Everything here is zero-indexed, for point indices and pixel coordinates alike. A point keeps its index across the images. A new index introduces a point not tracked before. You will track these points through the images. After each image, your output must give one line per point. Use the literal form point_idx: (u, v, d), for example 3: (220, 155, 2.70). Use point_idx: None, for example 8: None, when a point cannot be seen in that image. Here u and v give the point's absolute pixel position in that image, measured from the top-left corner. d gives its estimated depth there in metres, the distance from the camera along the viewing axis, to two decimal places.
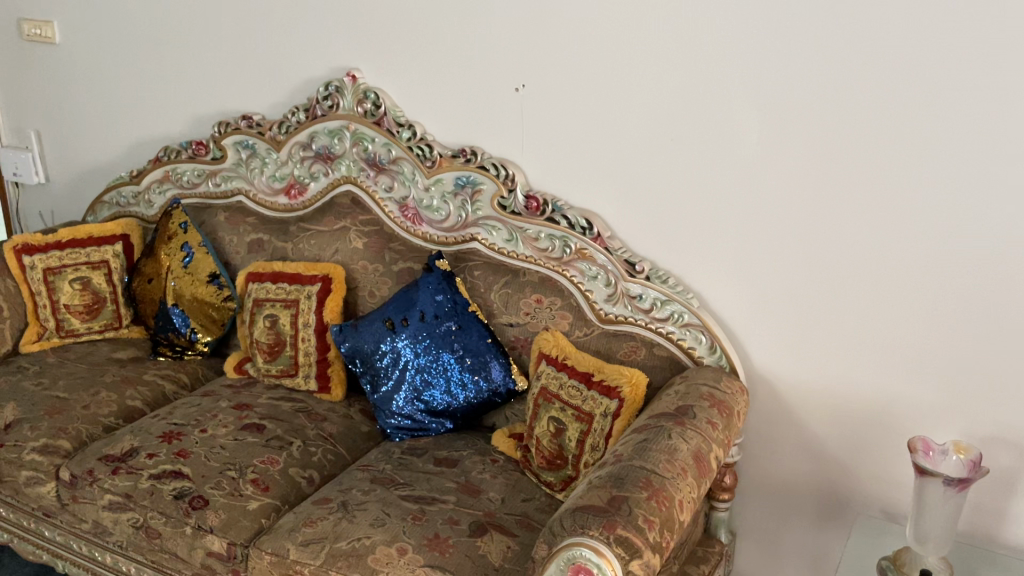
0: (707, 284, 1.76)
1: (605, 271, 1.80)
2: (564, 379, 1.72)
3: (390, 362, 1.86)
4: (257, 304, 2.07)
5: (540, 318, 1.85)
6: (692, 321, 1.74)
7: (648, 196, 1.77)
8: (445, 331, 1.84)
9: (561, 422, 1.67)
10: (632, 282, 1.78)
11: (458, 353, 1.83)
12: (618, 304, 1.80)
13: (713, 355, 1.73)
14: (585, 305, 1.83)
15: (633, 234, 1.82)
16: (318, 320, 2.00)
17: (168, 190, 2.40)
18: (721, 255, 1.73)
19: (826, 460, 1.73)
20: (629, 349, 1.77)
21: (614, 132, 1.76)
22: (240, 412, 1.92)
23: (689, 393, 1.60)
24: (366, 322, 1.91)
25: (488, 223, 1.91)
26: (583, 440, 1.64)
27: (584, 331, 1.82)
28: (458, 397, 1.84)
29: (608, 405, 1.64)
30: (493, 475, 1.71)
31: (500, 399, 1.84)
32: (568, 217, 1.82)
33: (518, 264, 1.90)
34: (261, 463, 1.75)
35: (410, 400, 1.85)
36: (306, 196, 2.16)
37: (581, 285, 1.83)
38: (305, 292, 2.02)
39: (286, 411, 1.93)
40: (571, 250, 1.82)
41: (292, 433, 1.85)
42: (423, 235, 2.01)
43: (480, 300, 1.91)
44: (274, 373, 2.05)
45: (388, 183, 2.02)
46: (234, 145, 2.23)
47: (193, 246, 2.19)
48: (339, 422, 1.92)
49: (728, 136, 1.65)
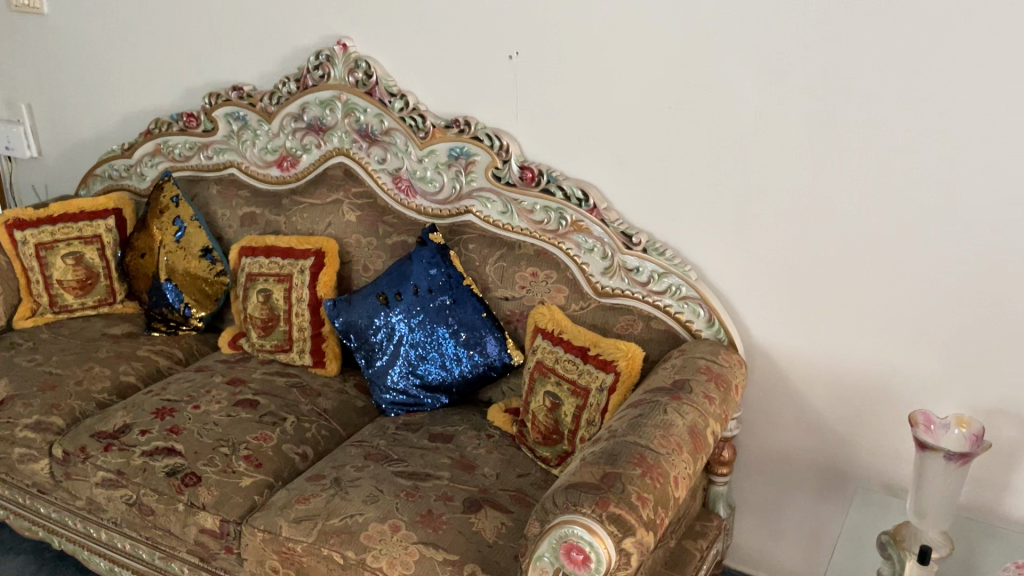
0: (705, 255, 1.72)
1: (601, 243, 1.76)
2: (560, 354, 1.71)
3: (385, 336, 1.85)
4: (251, 279, 2.05)
5: (536, 292, 1.82)
6: (689, 294, 1.70)
7: (644, 166, 1.73)
8: (439, 305, 1.82)
9: (557, 397, 1.66)
10: (629, 255, 1.74)
11: (453, 327, 1.81)
12: (614, 277, 1.77)
13: (710, 328, 1.70)
14: (581, 278, 1.80)
15: (630, 205, 1.78)
16: (312, 295, 1.98)
17: (160, 163, 2.36)
18: (719, 226, 1.69)
19: (825, 434, 1.71)
20: (625, 323, 1.75)
21: (610, 101, 1.72)
22: (234, 387, 1.90)
23: (686, 366, 1.57)
24: (361, 296, 1.89)
25: (482, 194, 1.87)
26: (579, 414, 1.63)
27: (580, 304, 1.79)
28: (454, 372, 1.83)
29: (604, 379, 1.63)
30: (488, 450, 1.69)
31: (496, 373, 1.83)
32: (564, 188, 1.78)
33: (513, 237, 1.87)
34: (254, 439, 1.73)
35: (404, 375, 1.84)
36: (299, 168, 2.12)
37: (577, 258, 1.79)
38: (298, 266, 2.00)
39: (280, 387, 1.91)
40: (567, 222, 1.78)
41: (286, 409, 1.83)
42: (417, 208, 1.97)
43: (475, 273, 1.88)
44: (267, 348, 2.03)
45: (381, 154, 1.98)
46: (225, 117, 2.19)
47: (185, 219, 2.16)
48: (333, 397, 1.90)
49: (727, 103, 1.60)
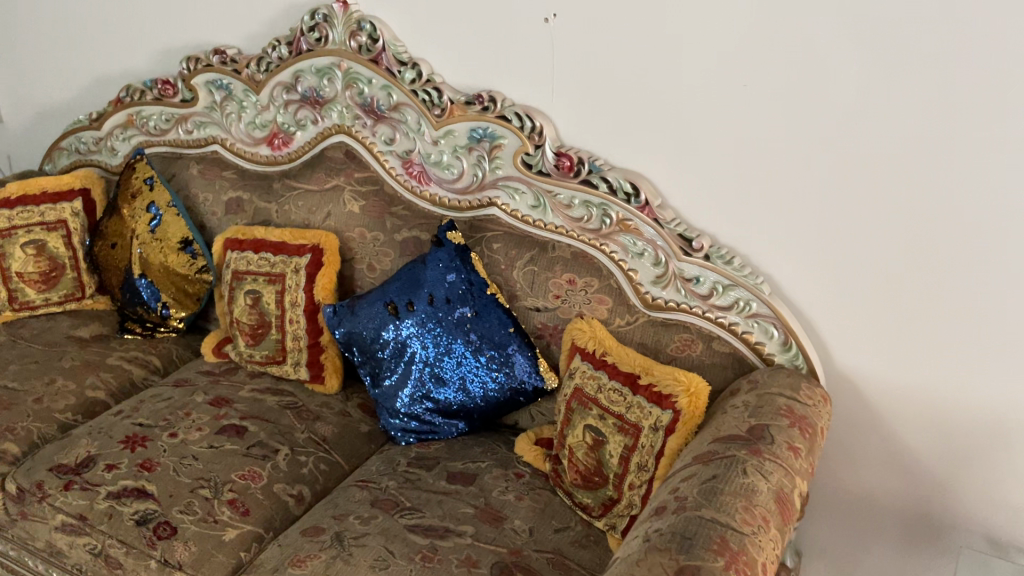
0: (780, 263, 1.43)
1: (653, 247, 1.47)
2: (603, 381, 1.43)
3: (394, 352, 1.58)
4: (238, 277, 1.77)
5: (573, 303, 1.54)
6: (761, 311, 1.42)
7: (707, 155, 1.42)
8: (459, 318, 1.53)
9: (600, 433, 1.40)
10: (686, 262, 1.45)
11: (475, 343, 1.53)
12: (668, 287, 1.48)
13: (786, 352, 1.42)
14: (628, 287, 1.52)
15: (689, 202, 1.48)
16: (308, 299, 1.69)
17: (133, 136, 2.06)
18: (798, 230, 1.39)
19: (917, 476, 1.45)
20: (682, 343, 1.47)
21: (666, 75, 1.41)
22: (217, 409, 1.63)
23: (762, 406, 1.29)
24: (366, 303, 1.61)
25: (509, 185, 1.58)
26: (628, 456, 1.36)
27: (627, 319, 1.51)
28: (475, 395, 1.55)
29: (659, 416, 1.35)
30: (518, 496, 1.42)
31: (524, 398, 1.55)
32: (608, 180, 1.48)
33: (546, 236, 1.58)
34: (240, 479, 1.46)
35: (417, 398, 1.57)
36: (292, 147, 1.82)
37: (623, 264, 1.51)
38: (292, 265, 1.71)
39: (271, 409, 1.64)
40: (611, 220, 1.49)
41: (279, 438, 1.56)
42: (431, 198, 1.67)
43: (499, 278, 1.59)
44: (257, 359, 1.75)
45: (388, 133, 1.68)
46: (206, 85, 1.88)
47: (160, 206, 1.86)
48: (334, 421, 1.62)
49: (818, 82, 1.29)
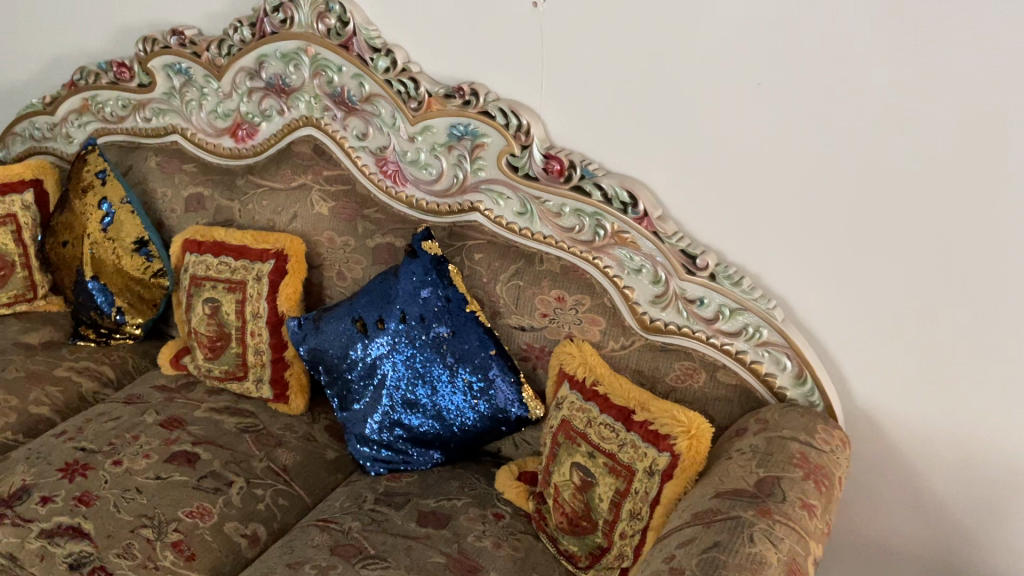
0: (796, 286, 1.26)
1: (652, 263, 1.31)
2: (593, 414, 1.28)
3: (363, 374, 1.43)
4: (196, 283, 1.61)
5: (562, 323, 1.37)
6: (773, 340, 1.25)
7: (715, 161, 1.25)
8: (434, 338, 1.37)
9: (589, 473, 1.25)
10: (689, 282, 1.28)
11: (452, 366, 1.37)
12: (668, 309, 1.32)
13: (800, 387, 1.25)
14: (623, 306, 1.35)
15: (693, 214, 1.30)
16: (271, 310, 1.53)
17: (89, 123, 1.89)
18: (818, 249, 1.22)
19: (944, 524, 1.30)
20: (683, 373, 1.30)
21: (669, 70, 1.23)
22: (168, 432, 1.48)
23: (772, 453, 1.13)
24: (333, 318, 1.45)
25: (492, 188, 1.41)
26: (619, 502, 1.21)
27: (622, 342, 1.34)
28: (452, 423, 1.40)
29: (655, 459, 1.19)
30: (496, 543, 1.27)
31: (506, 428, 1.40)
32: (603, 187, 1.31)
33: (533, 246, 1.41)
34: (187, 517, 1.31)
35: (388, 425, 1.42)
36: (258, 139, 1.65)
37: (618, 280, 1.35)
38: (254, 272, 1.55)
39: (228, 432, 1.48)
40: (605, 232, 1.32)
41: (233, 468, 1.41)
42: (408, 200, 1.51)
43: (480, 292, 1.42)
44: (216, 374, 1.60)
45: (360, 127, 1.51)
46: (164, 69, 1.70)
47: (113, 202, 1.70)
48: (297, 448, 1.47)
49: (845, 82, 1.11)
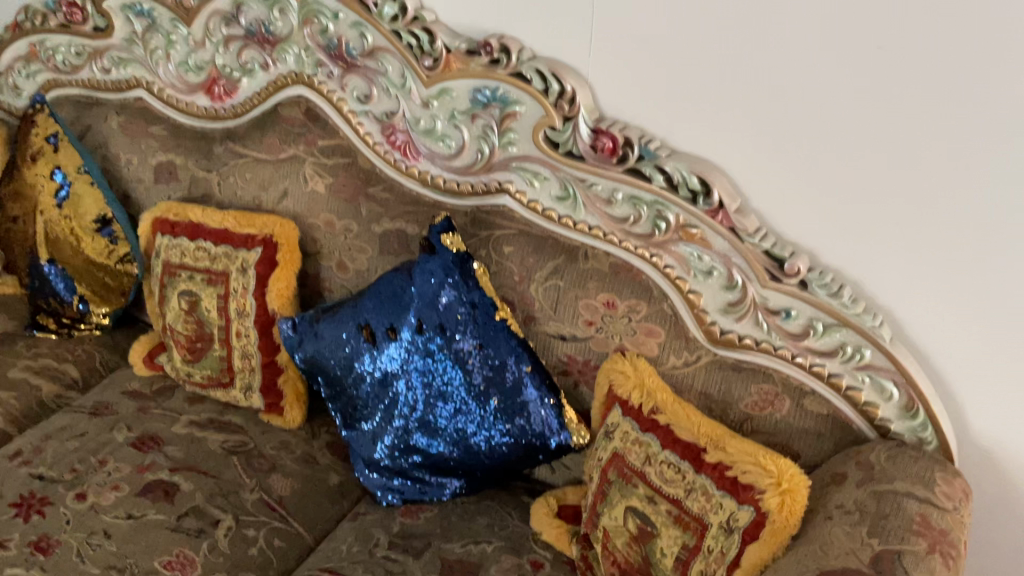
0: (907, 297, 1.02)
1: (725, 265, 1.06)
2: (653, 450, 1.05)
3: (372, 390, 1.19)
4: (170, 272, 1.36)
5: (611, 334, 1.14)
6: (876, 363, 1.02)
7: (811, 140, 0.99)
8: (459, 351, 1.14)
9: (648, 521, 1.03)
10: (773, 290, 1.04)
11: (479, 386, 1.14)
12: (745, 321, 1.07)
13: (907, 419, 1.03)
14: (686, 315, 1.11)
15: (778, 205, 1.05)
16: (260, 308, 1.29)
17: (38, 73, 1.60)
18: (940, 254, 0.98)
19: None
20: (760, 399, 1.08)
21: (756, 26, 0.96)
22: (141, 456, 1.25)
23: (885, 516, 0.91)
24: (333, 323, 1.21)
25: (526, 167, 1.15)
26: (687, 560, 1.00)
27: (683, 359, 1.12)
28: (479, 452, 1.17)
29: (736, 514, 0.97)
30: None
31: (543, 457, 1.16)
32: (667, 171, 1.05)
33: (575, 238, 1.16)
34: (166, 570, 1.09)
35: (404, 450, 1.20)
36: (237, 98, 1.35)
37: (682, 284, 1.10)
38: (238, 261, 1.30)
39: (214, 455, 1.27)
40: (667, 225, 1.07)
41: (220, 503, 1.19)
42: (421, 177, 1.23)
43: (511, 294, 1.20)
44: (197, 380, 1.37)
45: (362, 88, 1.23)
46: (123, 11, 1.41)
47: (68, 172, 1.44)
48: (295, 473, 1.27)
49: (999, 48, 0.85)
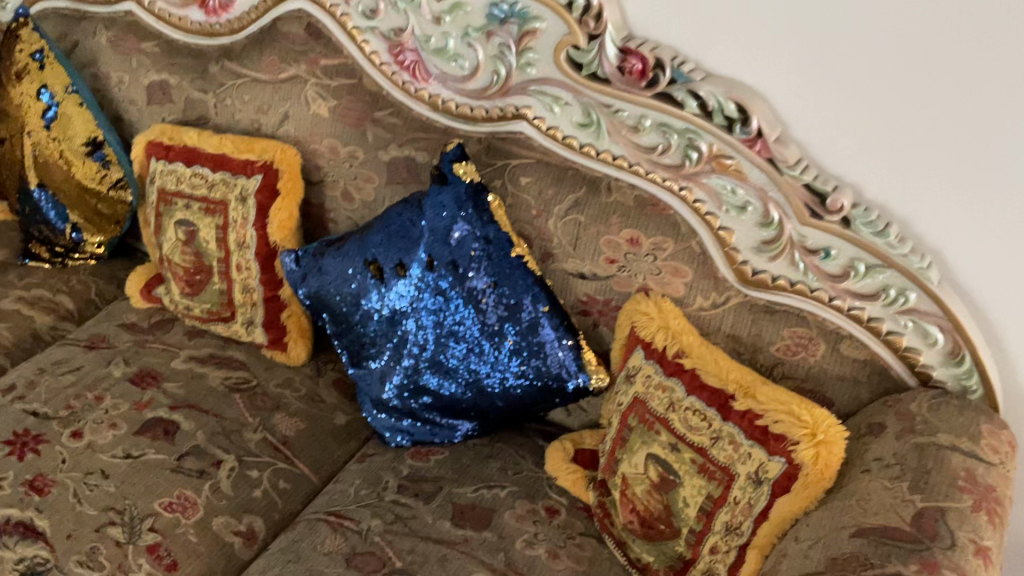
0: (958, 236, 0.94)
1: (761, 200, 0.98)
2: (677, 396, 0.99)
3: (380, 328, 1.13)
4: (165, 199, 1.28)
5: (634, 272, 1.07)
6: (920, 307, 0.96)
7: (863, 62, 0.90)
8: (472, 289, 1.07)
9: (670, 470, 0.98)
10: (812, 227, 0.97)
11: (493, 326, 1.08)
12: (779, 260, 1.00)
13: (951, 366, 0.97)
14: (715, 252, 1.03)
15: (822, 135, 0.96)
16: (261, 240, 1.22)
17: None
18: (999, 188, 0.90)
19: None
20: (792, 343, 1.01)
21: None
22: (140, 393, 1.20)
23: (928, 470, 0.86)
24: (338, 257, 1.14)
25: (546, 92, 1.07)
26: (710, 511, 0.95)
27: (712, 300, 1.05)
28: (493, 394, 1.12)
29: (766, 466, 0.91)
30: (552, 550, 1.03)
31: (560, 400, 1.11)
32: (701, 97, 0.96)
33: (598, 168, 1.08)
34: (167, 512, 1.05)
35: (414, 391, 1.14)
36: (233, 13, 1.24)
37: (713, 220, 1.02)
38: (237, 189, 1.22)
39: (215, 393, 1.22)
40: (699, 155, 0.99)
41: (222, 443, 1.15)
42: (431, 101, 1.15)
43: (527, 228, 1.12)
44: (197, 314, 1.31)
45: (367, 2, 1.13)
46: None
47: (55, 91, 1.35)
48: (300, 412, 1.22)
49: None
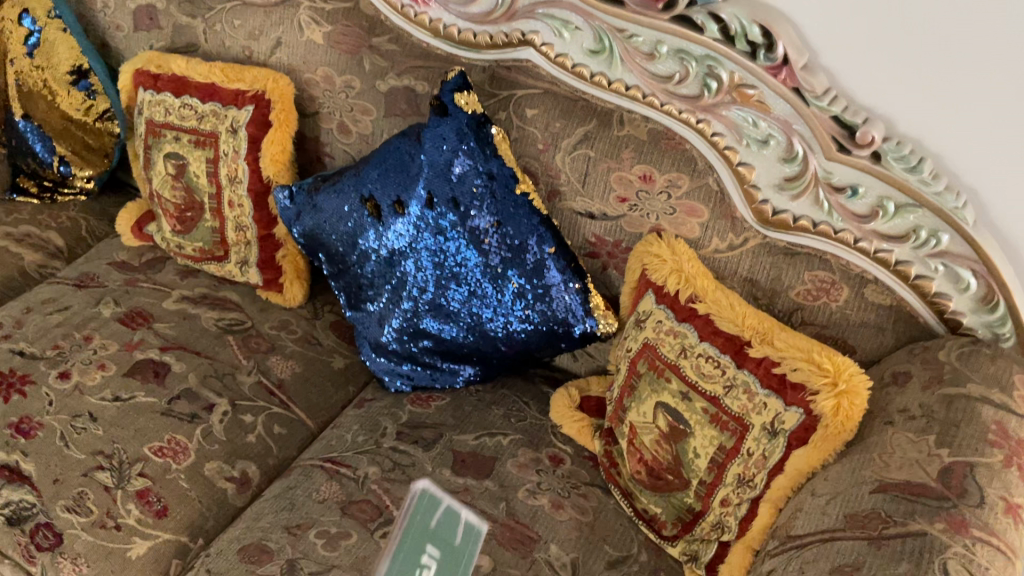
0: (996, 173, 0.87)
1: (785, 133, 0.92)
2: (689, 342, 0.94)
3: (379, 269, 1.08)
4: (154, 131, 1.21)
5: (647, 212, 1.01)
6: (953, 250, 0.90)
7: None
8: (474, 228, 1.01)
9: (681, 420, 0.93)
10: (839, 163, 0.90)
11: (496, 267, 1.02)
12: (802, 199, 0.94)
13: (984, 313, 0.92)
14: (734, 191, 0.96)
15: (852, 61, 0.89)
16: (254, 175, 1.16)
17: None
18: None
19: None
20: (812, 289, 0.95)
21: None
22: (130, 333, 1.16)
23: (956, 424, 0.80)
24: (333, 193, 1.07)
25: (555, 15, 0.99)
26: (722, 463, 0.90)
27: (729, 243, 0.98)
28: (497, 339, 1.07)
29: (784, 416, 0.86)
30: (555, 501, 0.99)
31: (566, 345, 1.06)
32: (723, 20, 0.89)
33: (609, 100, 1.01)
34: (157, 457, 1.01)
35: (414, 334, 1.10)
36: None
37: (733, 157, 0.95)
38: (227, 121, 1.15)
39: (208, 334, 1.18)
40: (718, 85, 0.92)
41: (215, 386, 1.10)
42: (432, 26, 1.07)
43: (533, 164, 1.05)
44: (189, 252, 1.26)
45: None
46: None
47: (38, 16, 1.28)
48: (296, 356, 1.18)
49: None
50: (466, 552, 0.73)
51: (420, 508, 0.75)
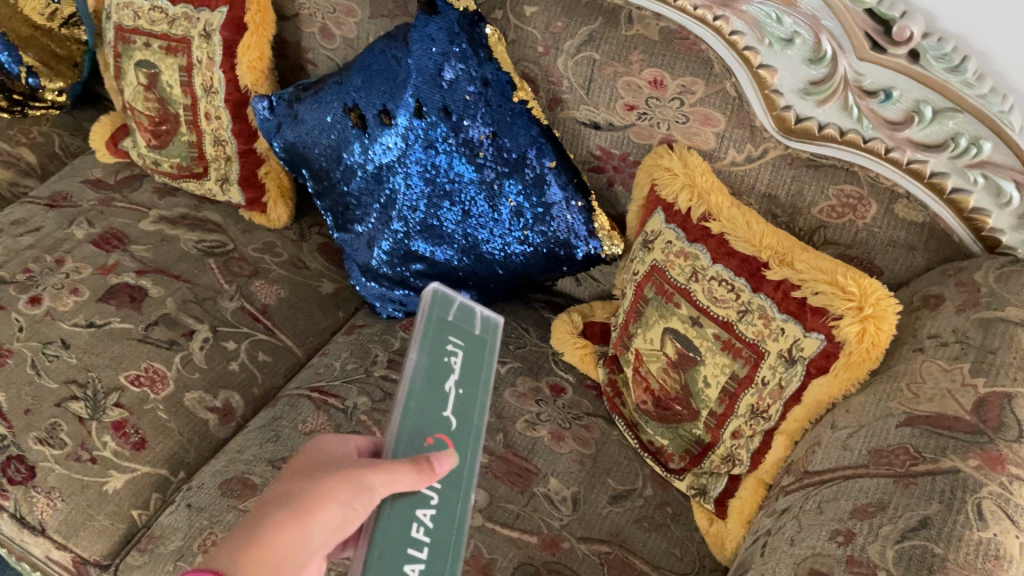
0: None
1: (812, 30, 0.81)
2: (701, 264, 0.86)
3: (365, 186, 1.00)
4: (123, 37, 1.10)
5: (657, 120, 0.93)
6: (995, 159, 0.80)
7: None
8: (467, 138, 0.92)
9: (692, 346, 0.86)
10: (871, 63, 0.80)
11: (491, 182, 0.93)
12: (829, 104, 0.84)
13: None
14: (752, 96, 0.87)
15: None
16: (231, 85, 1.07)
17: None
18: None
19: None
20: (836, 204, 0.88)
21: None
22: (104, 256, 1.09)
23: (993, 351, 0.73)
24: (316, 103, 0.99)
25: None
26: (734, 393, 0.84)
27: (745, 154, 0.90)
28: (494, 261, 0.99)
29: (806, 343, 0.78)
30: (555, 432, 0.93)
31: (567, 268, 0.99)
32: None
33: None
34: (134, 387, 0.95)
35: (404, 257, 1.02)
36: None
37: (752, 57, 0.85)
38: (201, 26, 1.05)
39: (187, 257, 1.11)
40: None
41: (195, 311, 1.04)
42: None
43: (533, 69, 0.97)
44: (166, 170, 1.18)
45: None
46: None
47: None
48: (282, 280, 1.12)
49: None
50: (488, 346, 0.61)
51: (432, 308, 0.59)
